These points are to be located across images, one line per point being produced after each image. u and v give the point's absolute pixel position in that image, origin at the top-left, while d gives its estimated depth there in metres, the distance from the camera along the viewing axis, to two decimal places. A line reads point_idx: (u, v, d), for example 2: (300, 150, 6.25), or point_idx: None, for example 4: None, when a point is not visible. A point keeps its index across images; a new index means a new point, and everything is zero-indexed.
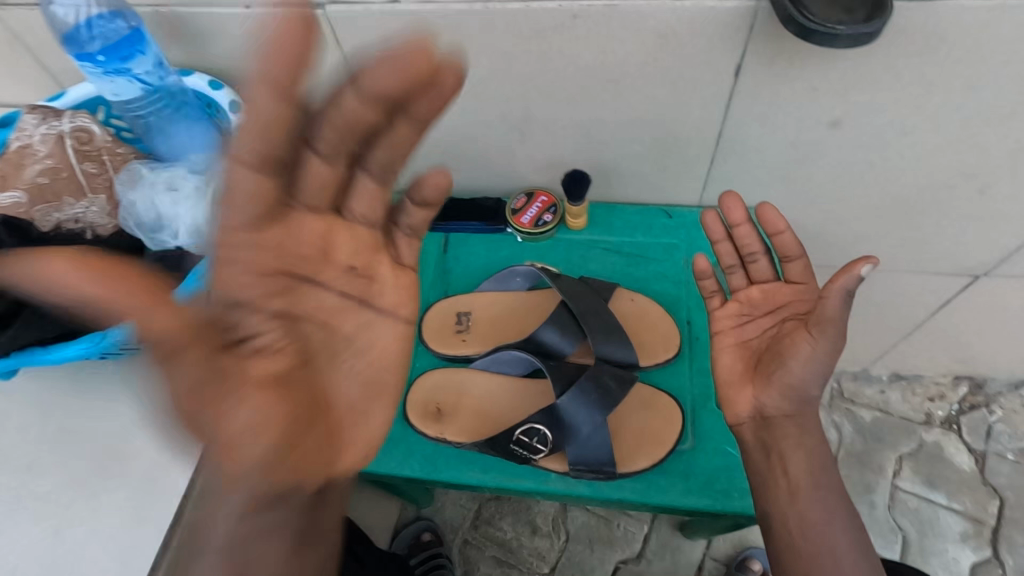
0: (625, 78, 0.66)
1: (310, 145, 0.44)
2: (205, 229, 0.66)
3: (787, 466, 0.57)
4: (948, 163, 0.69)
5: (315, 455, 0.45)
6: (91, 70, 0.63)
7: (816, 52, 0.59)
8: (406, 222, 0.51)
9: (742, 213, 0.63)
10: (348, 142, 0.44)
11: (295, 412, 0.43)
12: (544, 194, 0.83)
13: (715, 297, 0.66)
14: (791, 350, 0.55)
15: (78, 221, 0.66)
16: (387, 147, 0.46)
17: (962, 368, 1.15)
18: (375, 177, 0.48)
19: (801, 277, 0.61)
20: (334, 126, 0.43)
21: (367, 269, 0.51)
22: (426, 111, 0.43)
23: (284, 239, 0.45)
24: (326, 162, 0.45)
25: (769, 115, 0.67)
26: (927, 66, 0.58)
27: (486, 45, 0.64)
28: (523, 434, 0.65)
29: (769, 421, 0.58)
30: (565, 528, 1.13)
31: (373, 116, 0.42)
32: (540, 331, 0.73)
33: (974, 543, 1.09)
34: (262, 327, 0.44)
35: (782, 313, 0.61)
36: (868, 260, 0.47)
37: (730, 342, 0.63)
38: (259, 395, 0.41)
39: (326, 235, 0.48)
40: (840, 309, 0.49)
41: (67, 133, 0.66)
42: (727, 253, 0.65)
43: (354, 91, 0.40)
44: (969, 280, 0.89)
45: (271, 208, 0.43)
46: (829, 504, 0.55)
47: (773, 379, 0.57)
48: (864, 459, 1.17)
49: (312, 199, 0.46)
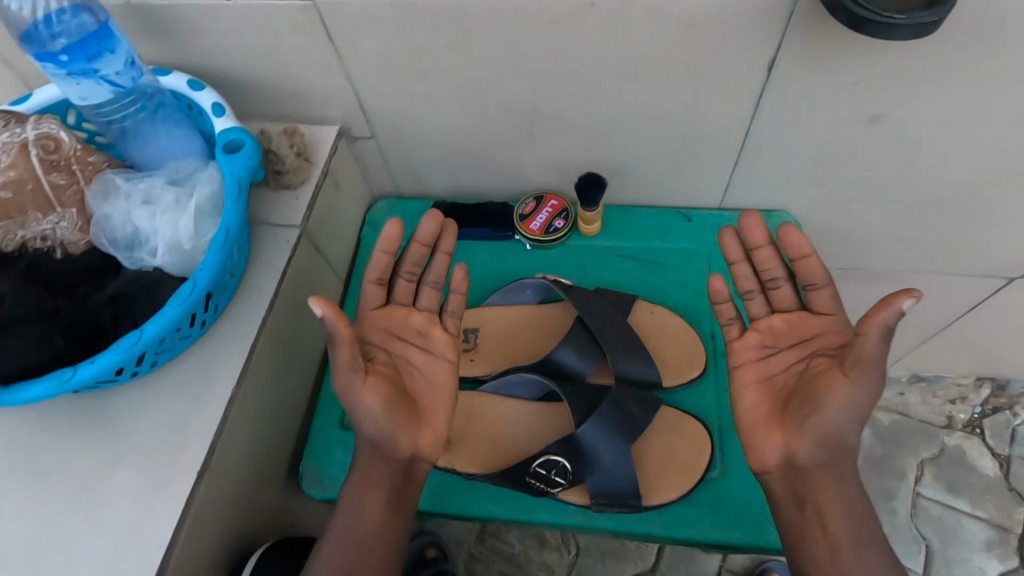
0: (645, 72, 0.60)
1: (397, 269, 0.59)
2: (188, 246, 0.60)
3: (822, 513, 0.52)
4: (994, 161, 0.63)
5: (411, 443, 0.54)
6: (52, 72, 0.55)
7: (859, 43, 0.53)
8: (448, 309, 0.60)
9: (763, 234, 0.58)
10: (412, 270, 0.59)
11: (395, 403, 0.53)
12: (554, 197, 0.78)
13: (733, 325, 0.60)
14: (826, 396, 0.50)
15: (46, 239, 0.60)
16: (435, 271, 0.59)
17: (984, 369, 1.08)
18: (433, 290, 0.59)
19: (829, 307, 0.55)
20: (409, 257, 0.58)
21: (431, 337, 0.58)
22: (448, 247, 0.59)
23: (386, 317, 0.57)
24: (409, 279, 0.59)
25: (801, 112, 0.62)
26: (982, 57, 0.52)
27: (492, 37, 0.58)
28: (540, 467, 0.62)
29: (801, 471, 0.53)
30: (576, 541, 1.04)
31: (422, 248, 0.58)
32: (556, 351, 0.69)
33: (1000, 552, 1.00)
34: (375, 346, 0.56)
35: (809, 346, 0.55)
36: (911, 295, 0.45)
37: (751, 378, 0.58)
38: (384, 387, 0.53)
39: (405, 316, 0.58)
40: (879, 347, 0.47)
41: (31, 141, 0.59)
42: (745, 276, 0.60)
43: (417, 241, 0.58)
44: (1003, 281, 0.82)
45: (380, 308, 0.57)
46: (868, 555, 0.50)
47: (805, 426, 0.52)
48: (883, 464, 1.08)
49: (401, 297, 0.59)
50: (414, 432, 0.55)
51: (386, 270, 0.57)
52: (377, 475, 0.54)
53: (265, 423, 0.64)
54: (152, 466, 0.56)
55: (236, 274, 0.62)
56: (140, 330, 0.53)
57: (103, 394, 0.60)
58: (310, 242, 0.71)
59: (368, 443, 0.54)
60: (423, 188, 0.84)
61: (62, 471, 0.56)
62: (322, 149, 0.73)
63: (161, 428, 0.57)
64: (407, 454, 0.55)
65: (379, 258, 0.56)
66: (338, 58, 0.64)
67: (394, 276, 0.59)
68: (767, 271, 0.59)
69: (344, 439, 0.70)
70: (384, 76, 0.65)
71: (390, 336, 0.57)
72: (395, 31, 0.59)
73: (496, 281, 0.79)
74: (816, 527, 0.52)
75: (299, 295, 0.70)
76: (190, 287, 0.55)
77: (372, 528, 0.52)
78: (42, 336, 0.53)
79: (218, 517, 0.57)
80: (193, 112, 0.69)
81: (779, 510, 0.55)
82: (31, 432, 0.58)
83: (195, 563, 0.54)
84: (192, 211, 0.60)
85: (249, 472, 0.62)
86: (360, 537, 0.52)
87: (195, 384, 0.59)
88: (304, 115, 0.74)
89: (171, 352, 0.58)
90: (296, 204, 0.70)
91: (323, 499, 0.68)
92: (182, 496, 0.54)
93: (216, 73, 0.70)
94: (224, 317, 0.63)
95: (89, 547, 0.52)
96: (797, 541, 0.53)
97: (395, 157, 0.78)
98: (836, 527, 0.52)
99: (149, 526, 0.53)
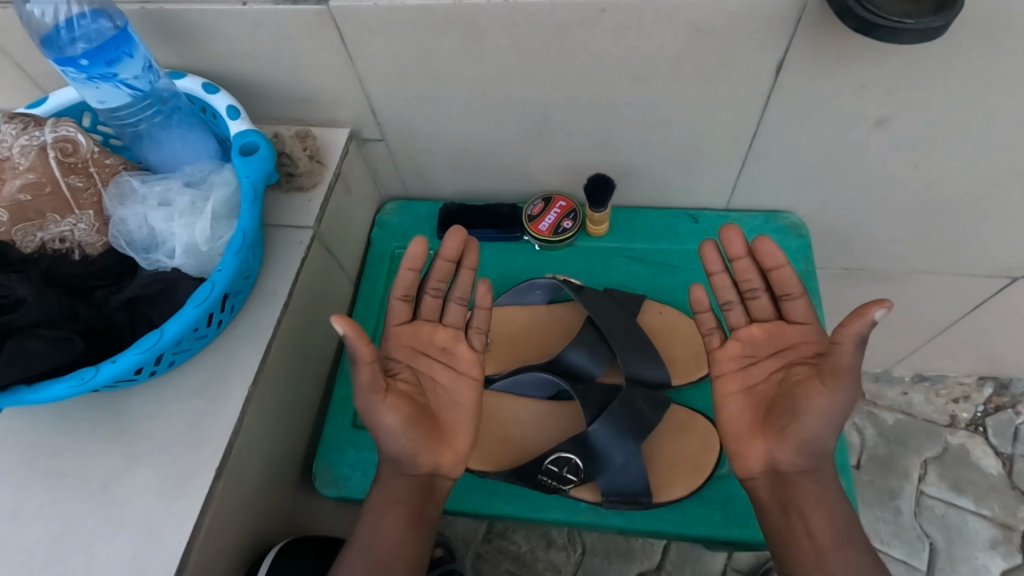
0: (655, 75, 0.61)
1: (424, 285, 0.59)
2: (204, 249, 0.60)
3: (807, 521, 0.53)
4: (997, 162, 0.64)
5: (432, 459, 0.56)
6: (72, 76, 0.56)
7: (867, 47, 0.54)
8: (474, 325, 0.60)
9: (743, 245, 0.58)
10: (438, 286, 0.59)
11: (416, 422, 0.54)
12: (562, 199, 0.79)
13: (713, 335, 0.60)
14: (806, 405, 0.51)
15: (64, 240, 0.61)
16: (460, 287, 0.59)
17: (987, 368, 1.09)
18: (460, 306, 0.59)
19: (804, 316, 0.56)
20: (435, 273, 0.58)
21: (455, 355, 0.59)
22: (471, 262, 0.59)
23: (411, 333, 0.58)
24: (435, 295, 0.59)
25: (809, 115, 0.63)
26: (986, 61, 0.53)
27: (504, 42, 0.59)
28: (552, 464, 0.63)
29: (784, 476, 0.54)
30: (582, 541, 1.05)
31: (448, 265, 0.58)
32: (566, 353, 0.71)
33: (1004, 550, 1.00)
34: (398, 361, 0.58)
35: (788, 355, 0.56)
36: (882, 306, 0.46)
37: (735, 387, 0.58)
38: (405, 406, 0.54)
39: (431, 333, 0.59)
40: (854, 357, 0.48)
41: (49, 144, 0.60)
42: (724, 286, 0.59)
43: (442, 258, 0.58)
44: (1005, 281, 0.83)
45: (406, 324, 0.58)
46: (856, 559, 0.51)
47: (786, 434, 0.53)
48: (888, 463, 1.09)
49: (426, 314, 0.59)
50: (434, 450, 0.56)
51: (412, 287, 0.57)
52: (396, 490, 0.55)
53: (280, 423, 0.65)
54: (169, 466, 0.56)
55: (252, 276, 0.63)
56: (160, 330, 0.54)
57: (122, 395, 0.61)
58: (322, 244, 0.72)
59: (389, 459, 0.55)
60: (432, 190, 0.85)
61: (81, 471, 0.57)
62: (334, 152, 0.74)
63: (178, 429, 0.58)
64: (426, 471, 0.56)
65: (405, 276, 0.56)
66: (351, 63, 0.65)
67: (421, 293, 0.60)
68: (746, 281, 0.58)
69: (356, 438, 0.70)
70: (395, 80, 0.66)
71: (415, 353, 0.58)
72: (407, 36, 0.60)
73: (506, 281, 0.79)
74: (800, 529, 0.53)
75: (313, 299, 0.71)
76: (209, 288, 0.56)
77: (388, 545, 0.53)
78: (62, 336, 0.54)
79: (236, 515, 0.58)
80: (206, 115, 0.69)
81: (762, 515, 0.56)
82: (50, 433, 0.59)
83: (213, 562, 0.55)
84: (209, 214, 0.61)
85: (264, 472, 0.62)
86: (379, 553, 0.52)
87: (212, 385, 0.60)
88: (316, 118, 0.75)
89: (189, 352, 0.59)
90: (308, 206, 0.71)
91: (336, 498, 0.69)
92: (201, 495, 0.54)
93: (231, 78, 0.71)
94: (239, 318, 0.64)
95: (109, 546, 0.53)
96: (783, 540, 0.54)
97: (405, 160, 0.79)
98: (820, 529, 0.52)
99: (167, 526, 0.53)
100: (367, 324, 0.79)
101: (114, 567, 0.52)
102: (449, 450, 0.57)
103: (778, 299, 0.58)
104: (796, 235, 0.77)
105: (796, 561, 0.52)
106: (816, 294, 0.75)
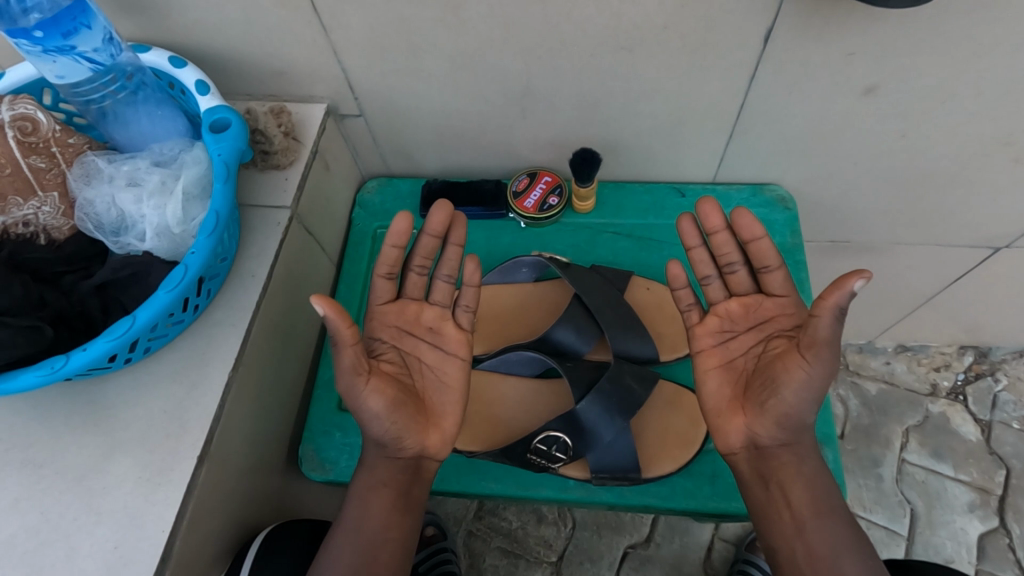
0: (640, 44, 0.59)
1: (409, 263, 0.58)
2: (177, 231, 0.58)
3: (787, 494, 0.53)
4: (986, 131, 0.63)
5: (417, 441, 0.55)
6: (27, 49, 0.53)
7: (855, 12, 0.52)
8: (462, 300, 0.58)
9: (720, 218, 0.57)
10: (422, 264, 0.58)
11: (401, 405, 0.53)
12: (547, 174, 0.77)
13: (692, 311, 0.60)
14: (784, 378, 0.51)
15: (27, 224, 0.59)
16: (449, 264, 0.58)
17: (968, 337, 1.10)
18: (448, 283, 0.58)
19: (783, 289, 0.56)
20: (421, 249, 0.57)
21: (443, 334, 0.58)
22: (457, 237, 0.58)
23: (396, 313, 0.57)
24: (421, 273, 0.58)
25: (797, 83, 0.61)
26: (979, 26, 0.52)
27: (484, 8, 0.57)
28: (541, 443, 0.63)
29: (764, 451, 0.54)
30: (572, 515, 1.06)
31: (431, 240, 0.57)
32: (553, 331, 0.70)
33: (982, 513, 1.02)
34: (383, 342, 0.56)
35: (766, 328, 0.56)
36: (862, 278, 0.44)
37: (713, 363, 0.58)
38: (391, 388, 0.52)
39: (417, 312, 0.58)
40: (833, 327, 0.47)
41: (7, 122, 0.57)
42: (702, 261, 0.59)
43: (426, 234, 0.57)
44: (989, 251, 0.83)
45: (391, 305, 0.57)
46: (838, 529, 0.51)
47: (766, 408, 0.52)
48: (870, 432, 1.11)
49: (411, 292, 0.58)
50: (420, 432, 0.55)
51: (396, 264, 0.56)
52: (384, 472, 0.54)
53: (263, 408, 0.64)
54: (149, 455, 0.55)
55: (228, 258, 0.61)
56: (132, 317, 0.52)
57: (99, 383, 0.59)
58: (301, 224, 0.70)
59: (374, 442, 0.53)
60: (413, 166, 0.83)
61: (57, 462, 0.55)
62: (310, 129, 0.71)
63: (158, 415, 0.57)
64: (412, 454, 0.55)
65: (389, 252, 0.55)
66: (324, 34, 0.62)
67: (406, 270, 0.58)
68: (724, 255, 0.58)
69: (342, 422, 0.70)
70: (372, 52, 0.63)
71: (400, 332, 0.57)
72: (383, 4, 0.57)
73: (492, 258, 0.78)
74: (780, 501, 0.53)
75: (292, 281, 0.69)
76: (182, 272, 0.54)
77: (377, 528, 0.52)
78: (30, 325, 0.51)
79: (220, 502, 0.57)
80: (175, 91, 0.67)
81: (743, 490, 0.56)
82: (25, 424, 0.57)
83: (197, 550, 0.54)
84: (180, 194, 0.59)
85: (248, 457, 0.61)
86: (367, 536, 0.51)
87: (191, 370, 0.59)
88: (292, 93, 0.72)
89: (164, 337, 0.58)
90: (285, 184, 0.68)
91: (322, 482, 0.68)
92: (183, 482, 0.53)
93: (201, 51, 0.68)
94: (216, 302, 0.62)
95: (89, 537, 0.52)
96: (763, 512, 0.54)
97: (386, 136, 0.77)
98: (800, 500, 0.52)
99: (149, 515, 0.52)
100: (350, 305, 0.77)
101: (94, 559, 0.51)
102: (435, 432, 0.56)
103: (757, 272, 0.57)
104: (783, 208, 0.76)
105: (777, 532, 0.52)
106: (802, 267, 0.75)
